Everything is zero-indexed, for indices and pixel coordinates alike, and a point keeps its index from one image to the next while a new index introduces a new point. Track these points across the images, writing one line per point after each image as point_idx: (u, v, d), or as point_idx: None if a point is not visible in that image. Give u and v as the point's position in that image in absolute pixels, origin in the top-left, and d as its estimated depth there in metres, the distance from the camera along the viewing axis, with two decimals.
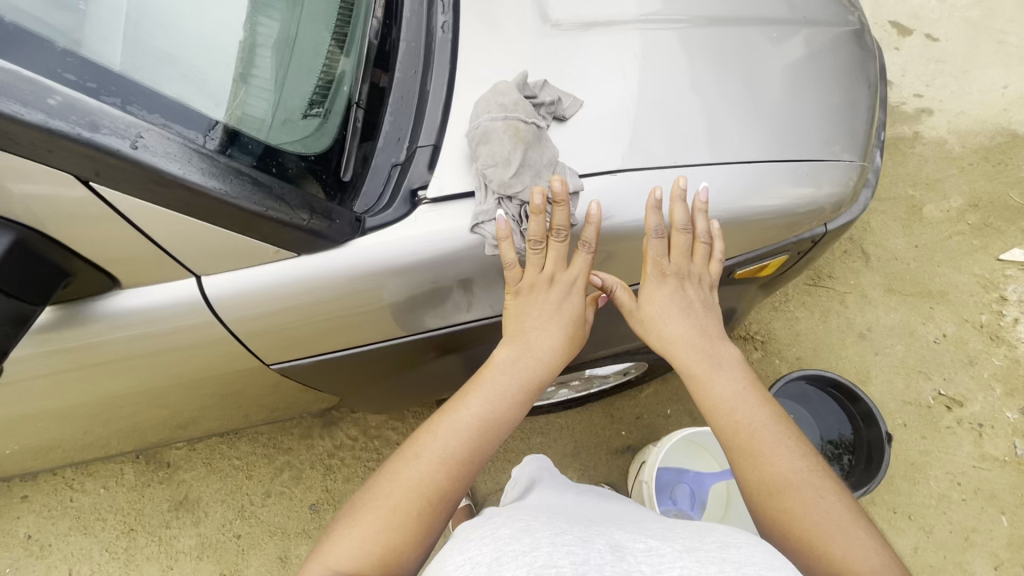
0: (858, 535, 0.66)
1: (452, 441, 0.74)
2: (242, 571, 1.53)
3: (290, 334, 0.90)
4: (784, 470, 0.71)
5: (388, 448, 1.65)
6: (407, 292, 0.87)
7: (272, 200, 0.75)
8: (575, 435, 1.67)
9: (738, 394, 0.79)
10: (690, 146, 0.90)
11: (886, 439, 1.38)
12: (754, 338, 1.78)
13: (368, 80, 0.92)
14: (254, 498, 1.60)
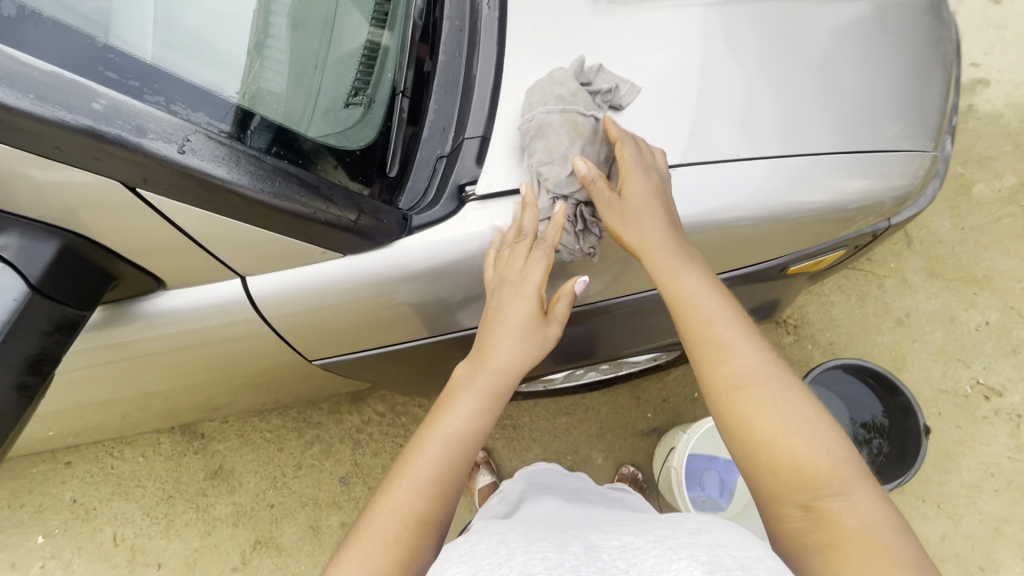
0: (809, 421, 0.69)
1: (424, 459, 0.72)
2: (276, 538, 1.58)
3: (333, 330, 0.90)
4: (739, 372, 0.73)
5: (415, 425, 1.67)
6: (451, 292, 0.85)
7: (321, 202, 0.72)
8: (601, 416, 1.66)
9: (702, 294, 0.77)
10: (750, 136, 0.85)
11: (923, 432, 1.37)
12: (787, 322, 1.73)
13: (412, 66, 0.89)
14: (285, 470, 1.65)
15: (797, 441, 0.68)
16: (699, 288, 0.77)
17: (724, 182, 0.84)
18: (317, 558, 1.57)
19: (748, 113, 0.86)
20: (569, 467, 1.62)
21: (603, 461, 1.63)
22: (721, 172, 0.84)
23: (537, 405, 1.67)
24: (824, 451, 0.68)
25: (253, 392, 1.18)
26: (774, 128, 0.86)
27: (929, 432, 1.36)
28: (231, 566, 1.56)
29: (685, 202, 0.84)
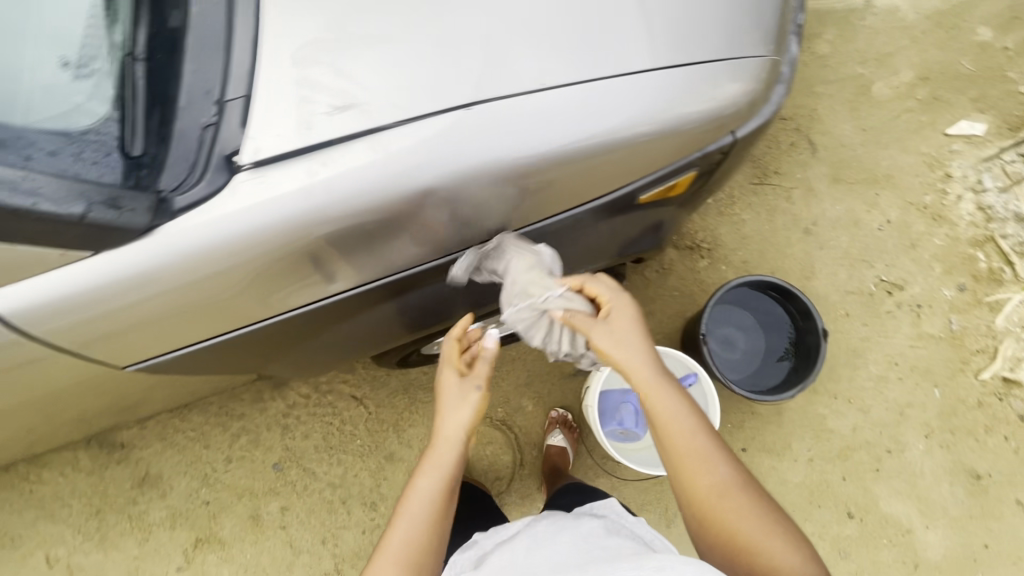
0: (785, 540, 0.73)
1: (402, 538, 0.75)
2: (217, 533, 1.57)
3: (153, 328, 0.81)
4: (718, 478, 0.77)
5: (341, 401, 1.64)
6: (259, 271, 0.76)
7: (23, 196, 0.64)
8: (527, 365, 1.66)
9: (679, 412, 0.80)
10: (563, 60, 0.78)
11: (823, 334, 1.42)
12: (700, 247, 1.74)
13: (151, 20, 0.75)
14: (215, 465, 1.61)
15: (776, 541, 0.72)
16: (681, 406, 0.81)
17: (535, 117, 0.76)
18: (261, 545, 1.56)
19: (562, 37, 0.79)
20: (501, 418, 1.64)
21: (534, 408, 1.64)
22: (526, 103, 0.76)
23: None
24: (794, 552, 0.71)
25: (144, 395, 1.13)
26: (593, 50, 0.79)
27: (827, 337, 1.40)
28: (175, 567, 1.55)
29: (490, 136, 0.75)
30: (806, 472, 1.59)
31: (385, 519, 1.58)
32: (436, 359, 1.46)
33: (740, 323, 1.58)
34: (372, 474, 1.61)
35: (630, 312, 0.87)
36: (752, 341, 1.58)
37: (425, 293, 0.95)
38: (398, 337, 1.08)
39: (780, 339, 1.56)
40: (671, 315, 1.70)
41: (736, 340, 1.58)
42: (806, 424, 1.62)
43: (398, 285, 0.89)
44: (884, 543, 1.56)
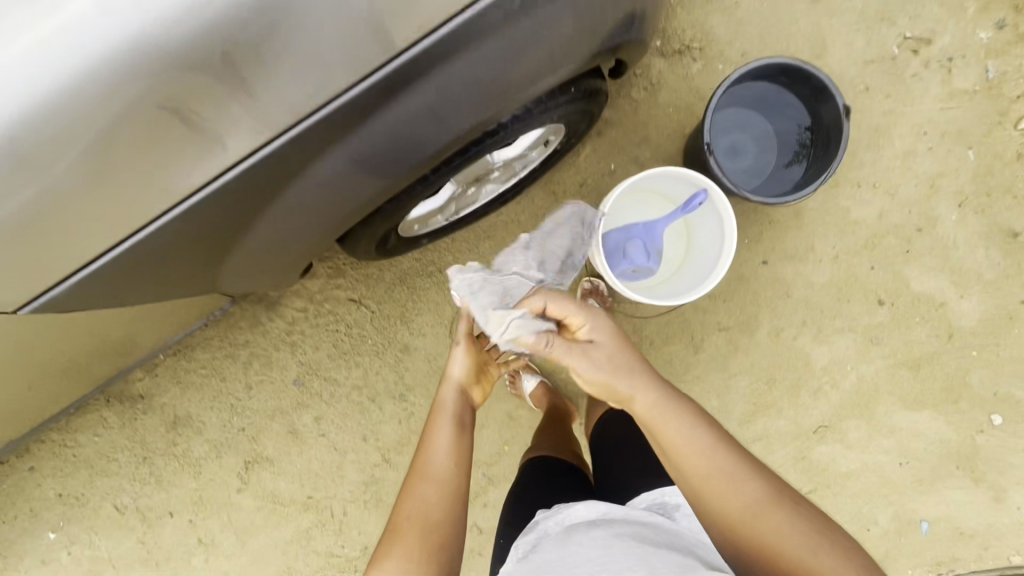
0: (827, 554, 0.71)
1: (434, 470, 0.93)
2: (263, 452, 1.61)
3: (35, 242, 0.71)
4: (748, 497, 0.77)
5: (340, 307, 1.57)
6: (108, 140, 0.63)
7: None
8: (523, 228, 1.54)
9: (696, 439, 0.81)
10: None
11: (844, 113, 1.25)
12: (690, 48, 1.49)
13: None
14: (238, 393, 1.60)
15: (821, 559, 0.71)
16: (696, 432, 0.82)
17: None
18: (308, 455, 1.60)
19: None
20: None
21: None
22: None
23: (455, 238, 1.55)
24: (839, 560, 0.71)
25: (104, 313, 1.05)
26: None
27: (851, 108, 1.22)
28: (235, 489, 1.61)
29: None
30: (832, 270, 1.51)
31: (417, 406, 1.58)
32: (422, 240, 1.33)
33: (748, 125, 1.43)
34: (393, 368, 1.58)
35: (603, 335, 0.90)
36: (763, 142, 1.43)
37: (357, 147, 0.80)
38: (351, 212, 0.94)
39: (795, 135, 1.41)
40: (670, 136, 1.51)
41: (745, 145, 1.43)
42: (829, 221, 1.50)
43: (312, 134, 0.74)
44: (918, 321, 1.52)
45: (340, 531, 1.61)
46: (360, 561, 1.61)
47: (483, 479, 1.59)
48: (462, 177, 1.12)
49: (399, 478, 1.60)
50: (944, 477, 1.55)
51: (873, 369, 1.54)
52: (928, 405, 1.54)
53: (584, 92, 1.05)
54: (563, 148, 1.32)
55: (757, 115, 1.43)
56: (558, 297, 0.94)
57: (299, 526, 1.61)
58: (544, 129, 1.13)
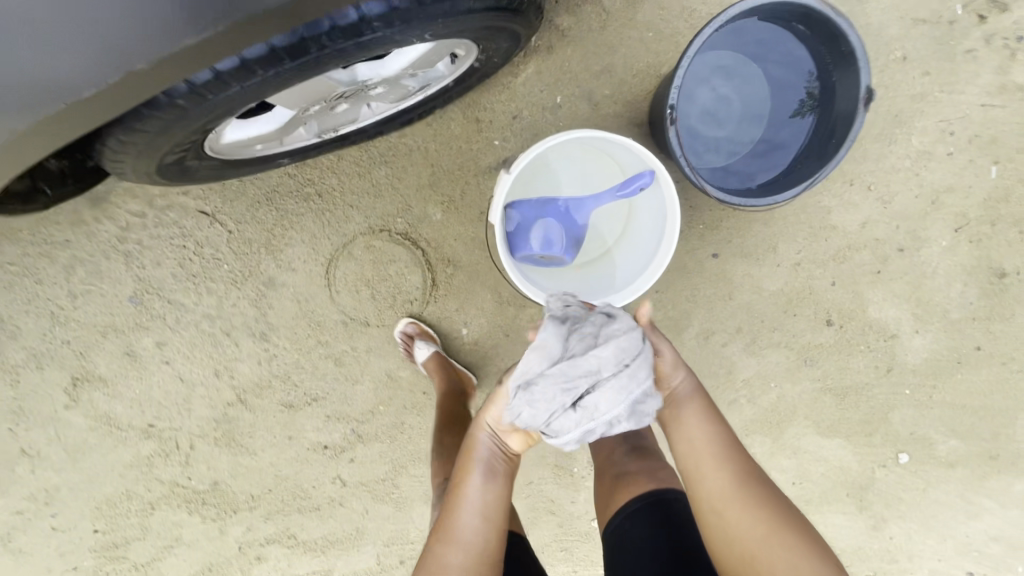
0: (789, 544, 0.75)
1: (471, 532, 0.82)
2: (94, 370, 1.37)
3: None
4: (730, 473, 0.83)
5: (189, 219, 1.24)
6: None
7: None
8: (431, 160, 1.20)
9: (698, 418, 0.88)
10: None
11: (864, 99, 0.97)
12: None
13: None
14: (61, 301, 1.30)
15: (789, 542, 0.75)
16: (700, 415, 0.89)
17: None
18: (149, 381, 1.38)
19: None
20: (402, 231, 1.25)
21: (444, 217, 1.24)
22: None
23: (344, 157, 1.21)
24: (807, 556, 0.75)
25: None
26: None
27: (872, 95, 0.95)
28: (63, 405, 1.39)
29: None
30: (787, 278, 1.27)
31: (281, 350, 1.35)
32: (281, 160, 1.00)
33: (744, 85, 1.15)
34: (253, 303, 1.31)
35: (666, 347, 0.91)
36: (752, 111, 1.15)
37: None
38: (54, 104, 0.63)
39: (794, 110, 1.14)
40: (637, 75, 1.15)
41: (730, 108, 1.15)
42: (801, 221, 1.23)
43: None
44: (862, 350, 1.34)
45: (186, 463, 1.45)
46: (207, 495, 1.48)
47: (351, 436, 1.43)
48: (302, 94, 0.78)
49: (255, 421, 1.41)
50: (831, 502, 1.49)
51: (796, 391, 1.38)
52: (840, 435, 1.42)
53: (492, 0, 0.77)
54: (481, 67, 0.96)
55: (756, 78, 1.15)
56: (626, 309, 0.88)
57: (138, 452, 1.44)
58: (447, 43, 0.82)
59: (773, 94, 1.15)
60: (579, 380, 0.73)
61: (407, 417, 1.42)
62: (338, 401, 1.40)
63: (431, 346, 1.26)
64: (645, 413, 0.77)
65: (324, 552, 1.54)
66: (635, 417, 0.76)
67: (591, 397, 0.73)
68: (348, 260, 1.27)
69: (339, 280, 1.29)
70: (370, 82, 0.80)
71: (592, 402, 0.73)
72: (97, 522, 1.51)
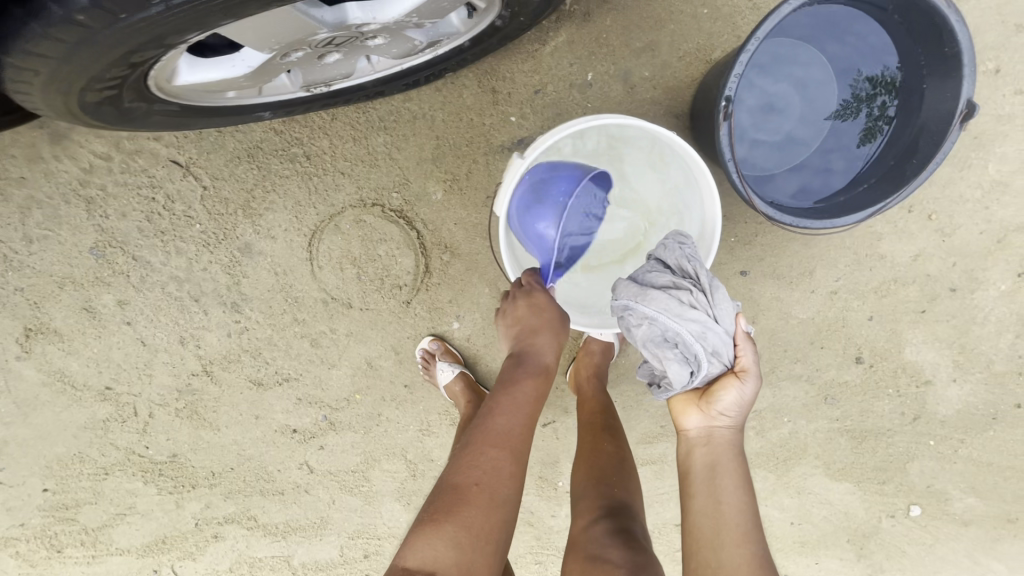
0: None
1: (514, 447, 0.82)
2: (49, 323, 1.25)
3: None
4: (734, 556, 0.76)
5: (159, 168, 1.11)
6: None
7: None
8: (437, 131, 1.06)
9: (728, 486, 0.81)
10: None
11: (965, 115, 0.84)
12: None
13: None
14: (15, 246, 1.18)
15: None
16: (733, 487, 0.81)
17: None
18: (108, 342, 1.26)
19: None
20: (397, 208, 1.11)
21: (445, 198, 1.10)
22: None
23: (339, 116, 1.06)
24: None
25: None
26: None
27: (976, 110, 0.84)
28: (14, 356, 1.28)
29: None
30: (820, 306, 1.15)
31: (253, 323, 1.23)
32: (262, 113, 0.86)
33: (810, 78, 1.01)
34: (226, 270, 1.18)
35: (734, 413, 0.84)
36: (812, 110, 1.02)
37: None
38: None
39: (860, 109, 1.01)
40: (683, 56, 0.99)
41: (791, 107, 1.02)
42: (845, 246, 1.10)
43: None
44: (889, 393, 1.21)
45: (144, 431, 1.35)
46: (165, 467, 1.38)
47: (323, 422, 1.32)
48: (275, 28, 0.62)
49: (220, 395, 1.30)
50: (829, 546, 1.34)
51: (810, 428, 1.26)
52: (852, 479, 1.30)
53: None
54: (502, 28, 0.81)
55: (822, 71, 1.01)
56: (745, 347, 0.84)
57: (94, 415, 1.34)
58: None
59: (842, 92, 1.01)
60: (655, 282, 0.87)
61: (385, 409, 1.31)
62: (311, 384, 1.28)
63: (456, 367, 1.18)
64: (664, 359, 0.84)
65: (285, 537, 1.44)
66: (657, 349, 0.85)
67: (657, 294, 0.84)
68: (335, 233, 1.14)
69: (322, 255, 1.16)
70: (361, 25, 0.65)
71: (653, 297, 0.84)
72: (47, 481, 1.41)
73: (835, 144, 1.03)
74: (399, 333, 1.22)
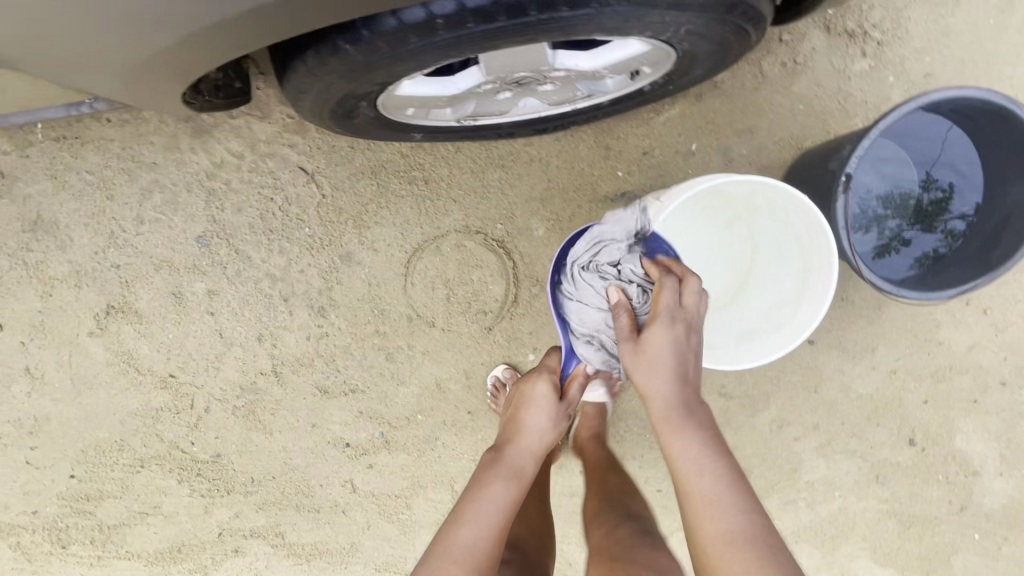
0: None
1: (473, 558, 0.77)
2: (133, 303, 1.27)
3: None
4: (723, 523, 0.69)
5: (286, 172, 1.19)
6: None
7: None
8: (550, 175, 1.16)
9: (694, 454, 0.74)
10: None
11: None
12: (865, 36, 1.09)
13: None
14: (124, 225, 1.23)
15: None
16: (697, 451, 0.74)
17: None
18: (185, 329, 1.28)
19: None
20: (498, 239, 1.20)
21: (545, 235, 1.18)
22: None
23: (461, 150, 1.17)
24: None
25: None
26: None
27: None
28: (86, 331, 1.29)
29: None
30: (879, 384, 1.21)
31: (334, 330, 1.26)
32: (412, 134, 0.95)
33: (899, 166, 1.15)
34: (323, 274, 1.24)
35: (660, 373, 0.79)
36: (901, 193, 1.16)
37: None
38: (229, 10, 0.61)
39: (958, 200, 1.13)
40: (778, 140, 1.12)
41: (882, 190, 1.16)
42: (906, 329, 1.19)
43: None
44: (938, 479, 1.25)
45: (194, 426, 1.33)
46: (205, 467, 1.35)
47: (378, 439, 1.32)
48: (515, 59, 0.74)
49: (283, 398, 1.31)
50: None
51: (860, 507, 1.27)
52: (896, 566, 1.29)
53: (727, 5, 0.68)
54: (647, 92, 0.92)
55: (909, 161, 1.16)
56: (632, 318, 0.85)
57: (148, 402, 1.33)
58: (658, 62, 0.83)
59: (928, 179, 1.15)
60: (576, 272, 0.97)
61: (443, 433, 1.31)
62: (376, 398, 1.29)
63: None
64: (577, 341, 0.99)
65: (308, 561, 1.38)
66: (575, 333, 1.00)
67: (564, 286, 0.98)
68: (434, 254, 1.21)
69: (418, 272, 1.22)
70: (576, 70, 0.80)
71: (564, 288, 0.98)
72: (76, 467, 1.36)
73: (923, 225, 1.15)
74: (474, 358, 1.26)
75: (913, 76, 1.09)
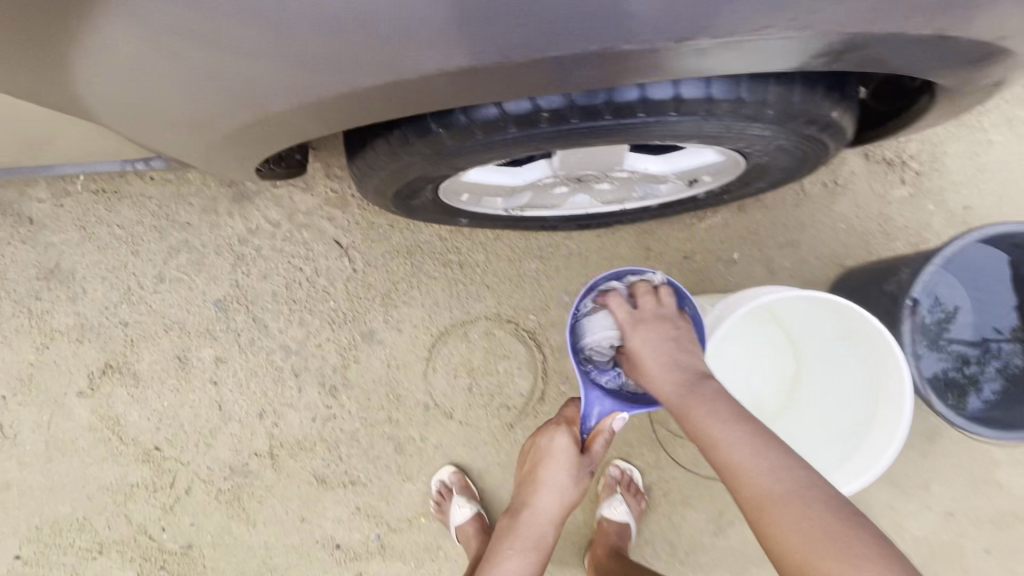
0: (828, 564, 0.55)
1: None
2: (132, 364, 1.19)
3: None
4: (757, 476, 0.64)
5: (320, 244, 1.17)
6: None
7: None
8: (588, 271, 1.14)
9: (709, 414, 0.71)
10: None
11: None
12: (903, 166, 1.12)
13: None
14: (143, 281, 1.19)
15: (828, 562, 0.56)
16: (712, 413, 0.71)
17: None
18: (182, 398, 1.19)
19: None
20: (530, 330, 1.15)
21: None
22: None
23: (500, 239, 1.16)
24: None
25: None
26: None
27: None
28: (75, 390, 1.19)
29: None
30: (934, 526, 1.10)
31: (343, 413, 1.17)
32: (459, 218, 0.93)
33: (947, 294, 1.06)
34: (341, 352, 1.17)
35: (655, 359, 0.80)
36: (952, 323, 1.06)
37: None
38: (319, 95, 0.59)
39: (983, 328, 1.06)
40: (820, 256, 1.11)
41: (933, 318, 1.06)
42: (962, 466, 1.10)
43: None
44: None
45: (169, 509, 1.19)
46: (171, 559, 1.19)
47: (373, 542, 1.17)
48: (589, 158, 0.74)
49: (275, 485, 1.18)
50: None
51: None
52: None
53: (816, 125, 0.69)
54: (700, 200, 0.93)
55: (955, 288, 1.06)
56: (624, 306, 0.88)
57: (124, 476, 1.19)
58: (722, 173, 0.84)
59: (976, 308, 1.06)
60: None
61: (446, 542, 1.17)
62: (377, 494, 1.17)
63: None
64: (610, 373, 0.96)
65: None
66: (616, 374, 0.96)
67: None
68: (461, 340, 1.16)
69: (441, 358, 1.16)
70: (644, 172, 0.81)
71: None
72: (24, 546, 1.19)
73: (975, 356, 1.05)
74: (491, 456, 1.15)
75: (952, 207, 1.11)
